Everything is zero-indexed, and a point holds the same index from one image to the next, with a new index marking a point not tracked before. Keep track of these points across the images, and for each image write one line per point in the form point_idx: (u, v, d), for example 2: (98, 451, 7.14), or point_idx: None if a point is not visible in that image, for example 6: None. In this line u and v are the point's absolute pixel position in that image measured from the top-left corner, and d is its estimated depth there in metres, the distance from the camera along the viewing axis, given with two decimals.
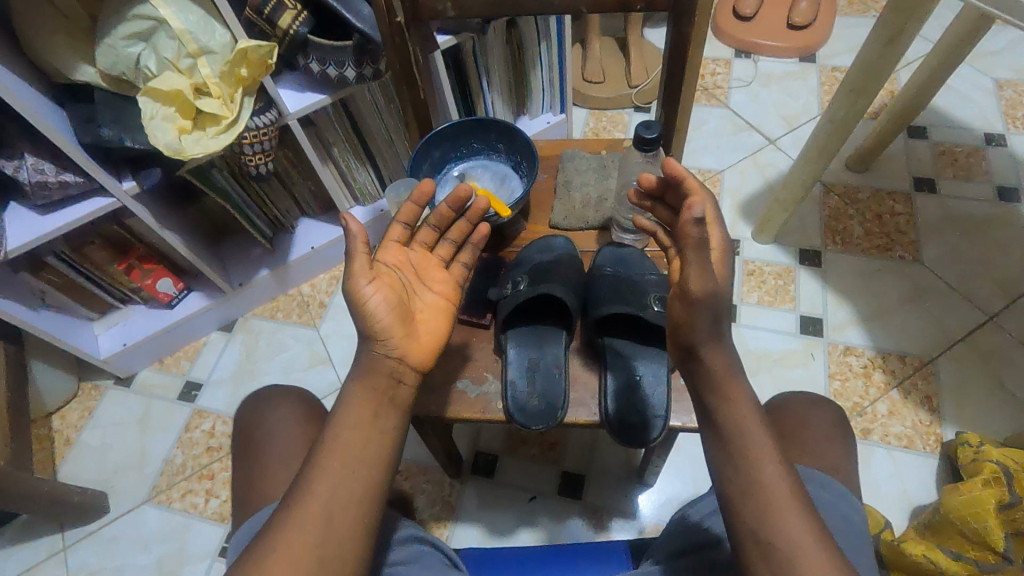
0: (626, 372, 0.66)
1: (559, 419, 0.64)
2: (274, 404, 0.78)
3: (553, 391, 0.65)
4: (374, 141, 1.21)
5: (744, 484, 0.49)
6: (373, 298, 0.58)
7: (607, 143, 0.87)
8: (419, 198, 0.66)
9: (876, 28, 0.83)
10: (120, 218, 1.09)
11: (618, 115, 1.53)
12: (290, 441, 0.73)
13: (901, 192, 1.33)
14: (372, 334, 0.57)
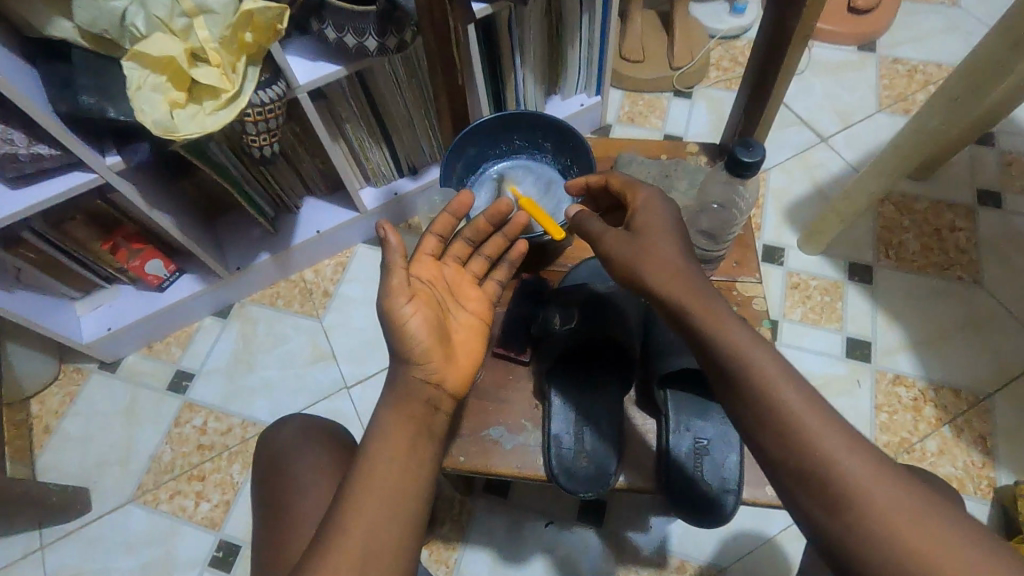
0: (686, 437, 0.62)
1: (610, 484, 0.61)
2: (295, 442, 0.71)
3: (602, 453, 0.62)
4: (391, 118, 1.08)
5: (795, 450, 0.46)
6: (410, 318, 0.54)
7: (667, 146, 0.78)
8: (457, 209, 0.63)
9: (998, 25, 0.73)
10: (105, 193, 0.96)
11: (656, 99, 1.40)
12: (310, 490, 0.67)
13: (962, 205, 1.22)
14: (406, 355, 0.54)
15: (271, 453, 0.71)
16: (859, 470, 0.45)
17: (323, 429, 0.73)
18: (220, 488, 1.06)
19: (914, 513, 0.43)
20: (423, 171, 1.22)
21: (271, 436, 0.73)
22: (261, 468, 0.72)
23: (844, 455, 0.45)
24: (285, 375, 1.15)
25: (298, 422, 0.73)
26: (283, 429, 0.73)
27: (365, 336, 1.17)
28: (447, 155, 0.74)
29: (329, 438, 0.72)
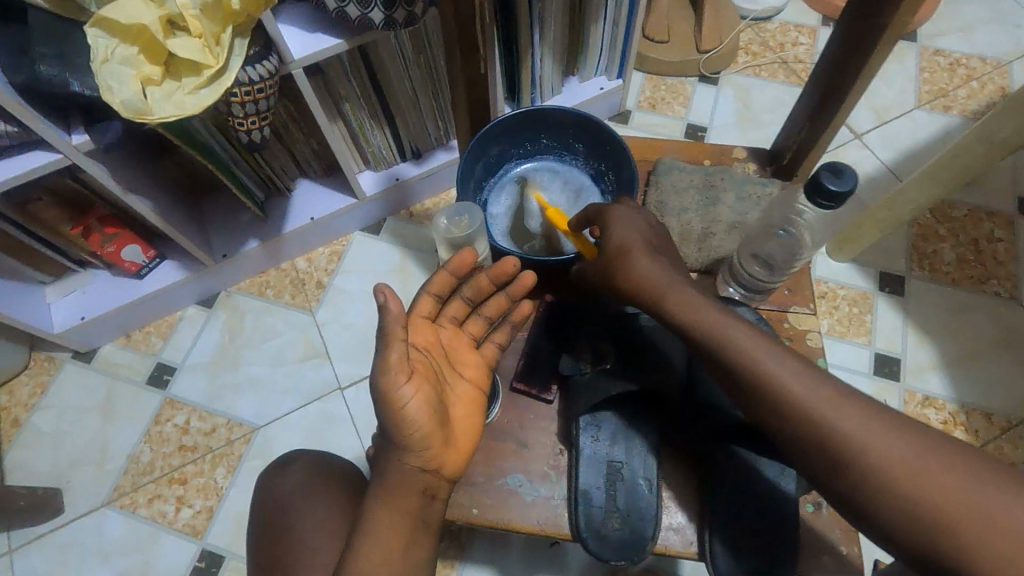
0: (732, 503, 0.59)
1: (646, 551, 0.59)
2: (303, 492, 0.65)
3: (640, 518, 0.60)
4: (394, 98, 0.97)
5: (793, 422, 0.46)
6: (412, 403, 0.49)
7: (712, 151, 0.77)
8: (458, 269, 0.59)
9: None
10: (74, 173, 0.86)
11: (679, 84, 1.29)
12: (322, 548, 0.61)
13: (1002, 213, 1.14)
14: (404, 444, 0.51)
15: (276, 504, 0.65)
16: (847, 424, 0.44)
17: (333, 475, 0.67)
18: (202, 493, 1.00)
19: (945, 473, 0.40)
20: (428, 155, 1.12)
21: (277, 482, 0.66)
22: (262, 521, 0.65)
23: (838, 414, 0.44)
24: (274, 373, 1.07)
25: (305, 467, 0.67)
26: (287, 477, 0.66)
27: (363, 334, 1.09)
28: (474, 143, 0.69)
29: (339, 488, 0.66)
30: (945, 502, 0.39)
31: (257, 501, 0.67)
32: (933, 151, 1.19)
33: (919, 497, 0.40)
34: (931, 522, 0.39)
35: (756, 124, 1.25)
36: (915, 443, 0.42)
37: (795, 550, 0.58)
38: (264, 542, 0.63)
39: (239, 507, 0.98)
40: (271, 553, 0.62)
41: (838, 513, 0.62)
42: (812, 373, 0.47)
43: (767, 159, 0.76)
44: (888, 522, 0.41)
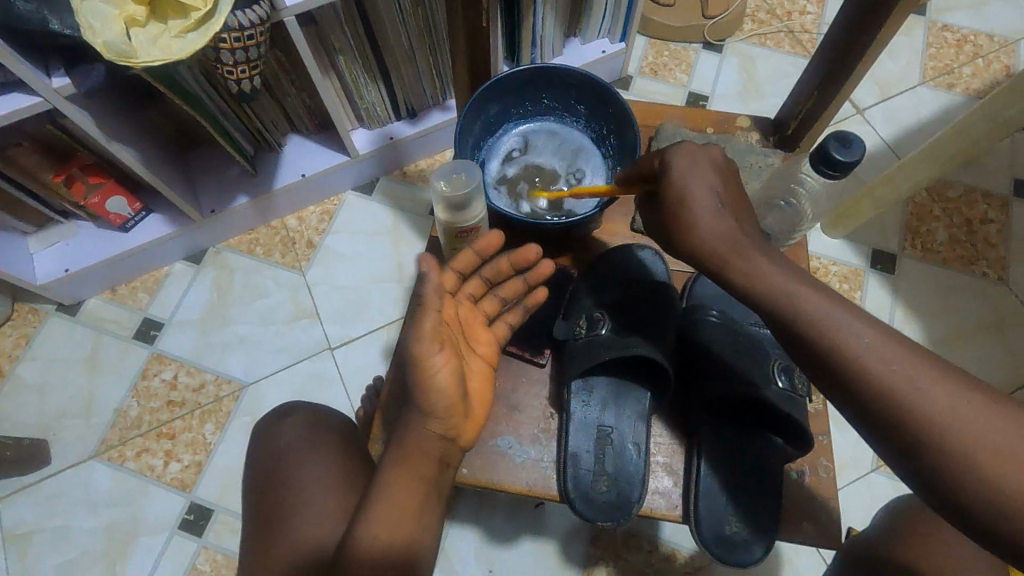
0: (719, 471, 0.61)
1: (632, 513, 0.61)
2: (302, 445, 0.62)
3: (628, 482, 0.62)
4: (390, 52, 0.94)
5: (884, 402, 0.42)
6: (443, 373, 0.50)
7: (714, 119, 0.76)
8: (483, 249, 0.59)
9: None
10: (56, 118, 0.83)
11: (683, 51, 1.26)
12: (316, 505, 0.58)
13: (997, 195, 1.14)
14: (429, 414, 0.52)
15: (272, 456, 0.62)
16: (939, 402, 0.41)
17: (333, 429, 0.64)
18: (191, 449, 1.00)
19: (988, 425, 0.40)
20: (424, 115, 1.09)
21: (273, 434, 0.64)
22: (256, 474, 0.62)
23: (928, 389, 0.42)
24: (263, 332, 1.07)
25: (305, 419, 0.64)
26: (285, 429, 0.64)
27: (353, 296, 1.08)
28: (474, 99, 0.66)
29: (340, 442, 0.63)
30: (985, 456, 0.39)
31: (251, 452, 0.64)
32: (933, 129, 1.18)
33: (957, 450, 0.40)
34: (966, 473, 0.40)
35: (759, 94, 1.23)
36: (969, 400, 0.41)
37: (775, 519, 0.60)
38: (259, 495, 0.61)
39: (227, 463, 0.99)
40: (266, 508, 0.60)
41: (820, 481, 0.63)
42: (888, 337, 0.44)
43: (771, 128, 0.75)
44: (919, 470, 0.42)
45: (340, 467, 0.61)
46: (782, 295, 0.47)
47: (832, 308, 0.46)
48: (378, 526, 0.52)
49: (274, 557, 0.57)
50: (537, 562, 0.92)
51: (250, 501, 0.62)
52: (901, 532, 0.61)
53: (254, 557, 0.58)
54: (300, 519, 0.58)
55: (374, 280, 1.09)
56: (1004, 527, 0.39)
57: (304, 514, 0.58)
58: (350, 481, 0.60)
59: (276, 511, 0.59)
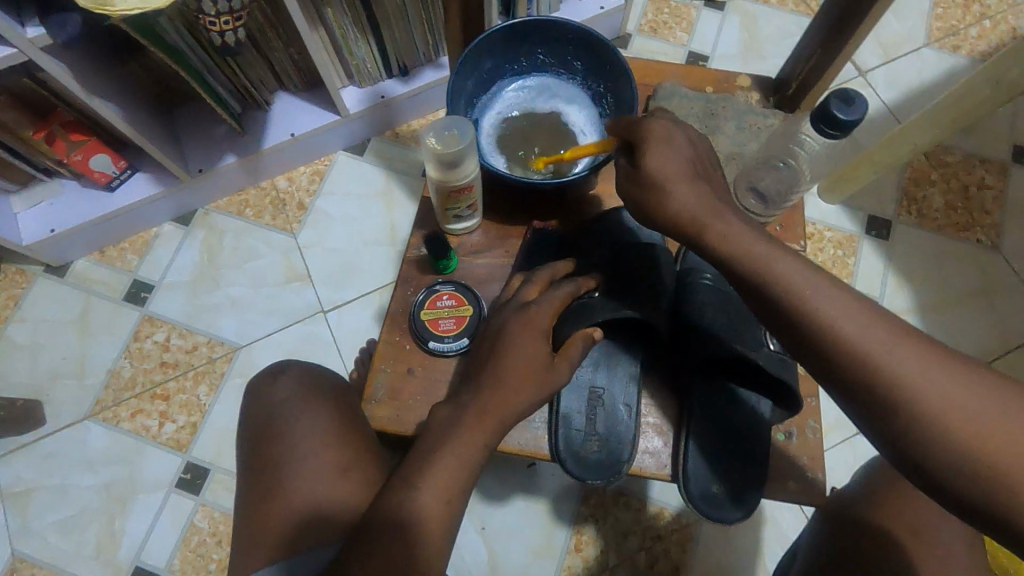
0: (706, 429, 0.62)
1: (621, 472, 0.62)
2: (295, 400, 0.62)
3: (618, 443, 0.62)
4: (380, 6, 0.90)
5: (870, 380, 0.42)
6: (542, 352, 0.54)
7: (713, 78, 0.74)
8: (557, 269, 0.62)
9: None
10: (32, 71, 0.80)
11: (684, 8, 1.22)
12: (313, 464, 0.59)
13: (994, 161, 1.13)
14: (523, 391, 0.52)
15: (265, 412, 0.62)
16: (920, 378, 0.41)
17: (325, 385, 0.64)
18: (185, 410, 1.00)
19: (959, 394, 0.40)
20: (416, 73, 1.06)
21: (266, 392, 0.63)
22: (249, 432, 0.62)
23: (909, 364, 0.41)
24: (255, 294, 1.06)
25: (298, 377, 0.64)
26: (277, 387, 0.63)
27: (346, 259, 1.07)
28: (469, 49, 0.64)
29: (333, 396, 0.63)
30: (953, 424, 0.40)
31: (244, 411, 0.64)
32: (936, 92, 1.15)
33: (933, 421, 0.40)
34: (935, 441, 0.40)
35: (760, 55, 1.20)
36: (948, 374, 0.41)
37: (760, 479, 0.61)
38: (253, 450, 0.61)
39: (222, 423, 0.99)
40: (260, 461, 0.60)
41: (805, 441, 0.64)
42: (868, 310, 0.44)
43: (771, 88, 0.73)
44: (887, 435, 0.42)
45: (335, 420, 0.61)
46: (774, 258, 0.47)
47: (821, 273, 0.46)
48: (425, 507, 0.49)
49: (270, 510, 0.57)
50: (528, 519, 0.94)
51: (243, 460, 0.61)
52: (881, 491, 0.63)
53: (250, 510, 0.58)
54: (297, 479, 0.58)
55: (366, 243, 1.08)
56: (972, 493, 0.39)
57: (300, 466, 0.58)
58: (344, 437, 0.61)
59: (272, 471, 0.59)
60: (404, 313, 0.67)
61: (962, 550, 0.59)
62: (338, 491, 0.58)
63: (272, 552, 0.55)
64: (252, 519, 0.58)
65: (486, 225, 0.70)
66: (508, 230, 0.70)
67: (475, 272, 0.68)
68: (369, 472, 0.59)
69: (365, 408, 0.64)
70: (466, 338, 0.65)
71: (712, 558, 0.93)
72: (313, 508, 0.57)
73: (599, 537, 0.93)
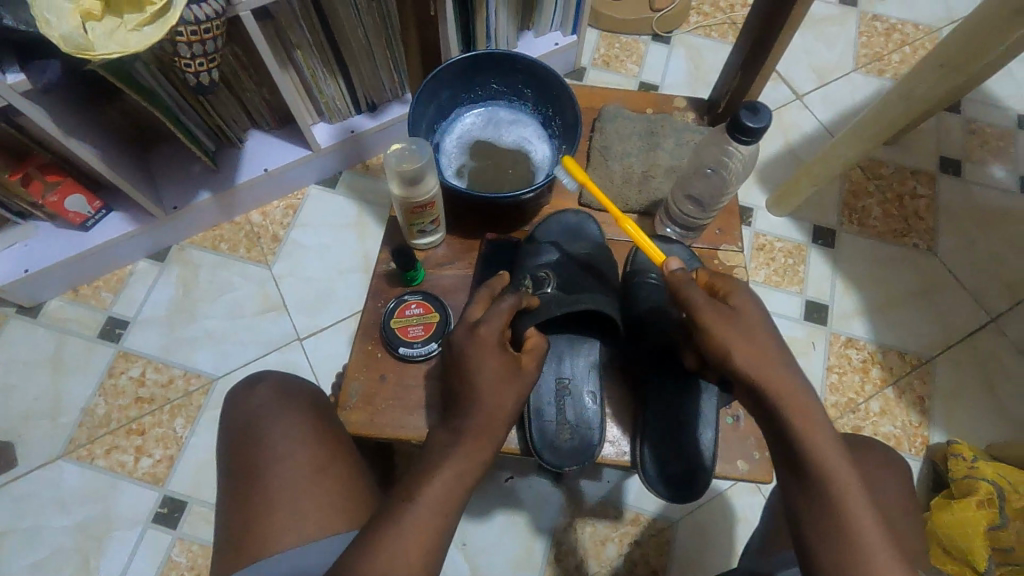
0: (670, 412, 0.66)
1: (594, 456, 0.66)
2: (273, 406, 0.64)
3: (588, 431, 0.66)
4: (347, 47, 0.96)
5: (846, 549, 0.47)
6: (505, 362, 0.57)
7: (654, 100, 0.81)
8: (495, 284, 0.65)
9: (980, 11, 0.74)
10: (10, 116, 0.83)
11: (634, 43, 1.32)
12: (293, 465, 0.60)
13: (924, 172, 1.22)
14: (507, 398, 0.56)
15: (243, 419, 0.64)
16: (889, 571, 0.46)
17: (303, 392, 0.67)
18: (162, 443, 1.00)
19: None
20: (384, 109, 1.12)
21: (243, 400, 0.65)
22: (229, 437, 0.63)
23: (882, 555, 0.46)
24: (230, 326, 1.08)
25: (275, 384, 0.66)
26: (256, 394, 0.65)
27: (320, 287, 1.10)
28: (427, 82, 0.70)
29: (310, 403, 0.65)
30: None
31: (223, 420, 0.66)
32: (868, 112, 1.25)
33: None
34: None
35: (706, 83, 1.29)
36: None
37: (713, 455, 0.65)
38: (235, 456, 0.62)
39: (199, 456, 1.00)
40: (241, 465, 0.61)
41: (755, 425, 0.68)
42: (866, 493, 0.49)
43: (705, 108, 0.80)
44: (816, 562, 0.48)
45: (315, 425, 0.63)
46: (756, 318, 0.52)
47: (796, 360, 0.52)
48: (412, 542, 0.48)
49: (252, 510, 0.58)
50: (506, 534, 0.95)
51: (223, 466, 0.62)
52: None
53: (232, 513, 0.59)
54: (278, 479, 0.59)
55: (340, 270, 1.11)
56: None
57: (282, 468, 0.60)
58: (323, 438, 0.63)
59: (252, 474, 0.60)
60: (377, 324, 0.71)
61: (903, 520, 0.63)
62: (317, 489, 0.59)
63: (260, 554, 0.56)
64: (233, 524, 0.58)
65: (451, 242, 0.74)
66: (471, 244, 0.74)
67: (443, 283, 0.72)
68: (347, 473, 0.62)
69: (340, 416, 0.66)
70: (434, 342, 0.68)
71: (689, 560, 0.95)
72: (294, 507, 0.58)
73: (577, 545, 0.95)
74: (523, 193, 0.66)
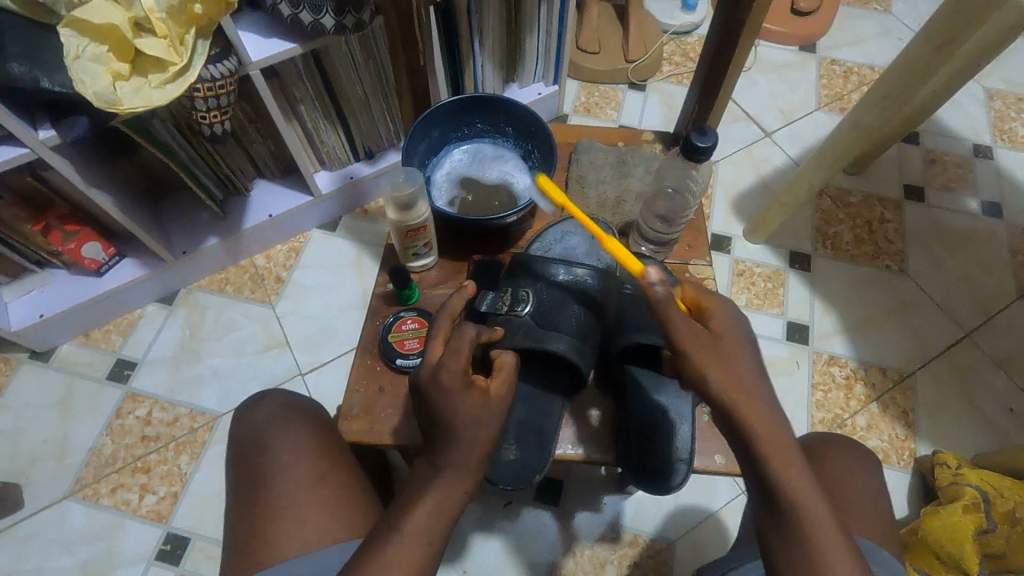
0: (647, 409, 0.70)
1: (529, 482, 0.68)
2: (278, 422, 0.68)
3: (533, 460, 0.69)
4: (347, 101, 1.05)
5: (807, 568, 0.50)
6: (480, 400, 0.55)
7: (626, 135, 0.89)
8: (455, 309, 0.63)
9: (913, 48, 0.82)
10: (36, 170, 0.90)
11: (612, 91, 1.42)
12: (296, 476, 0.63)
13: (890, 199, 1.30)
14: (487, 429, 0.55)
15: (250, 434, 0.67)
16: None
17: (306, 408, 0.70)
18: (166, 480, 1.02)
19: None
20: (380, 156, 1.20)
21: (250, 417, 0.69)
22: (237, 453, 0.67)
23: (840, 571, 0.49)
24: (235, 364, 1.12)
25: (281, 401, 0.70)
26: (261, 410, 0.69)
27: (321, 322, 1.15)
28: (418, 123, 0.78)
29: (313, 419, 0.69)
30: None
31: (230, 437, 0.69)
32: None
33: None
34: None
35: None
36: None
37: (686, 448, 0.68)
38: (243, 470, 0.65)
39: (203, 492, 1.02)
40: (248, 478, 0.64)
41: None
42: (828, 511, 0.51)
43: (672, 140, 0.88)
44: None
45: (317, 440, 0.67)
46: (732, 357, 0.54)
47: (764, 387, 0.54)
48: (413, 542, 0.51)
49: (258, 521, 0.61)
50: (506, 560, 0.96)
51: (232, 481, 0.66)
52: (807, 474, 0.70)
53: (240, 524, 0.62)
54: (282, 490, 0.63)
55: (339, 307, 1.17)
56: None
57: (287, 480, 0.63)
58: (325, 450, 0.66)
59: (259, 486, 0.63)
60: (376, 342, 0.75)
61: (878, 515, 0.66)
62: (320, 498, 0.62)
63: (266, 561, 0.59)
64: (240, 535, 0.61)
65: (443, 269, 0.80)
66: (460, 266, 0.80)
67: (436, 303, 0.78)
68: (347, 479, 0.65)
69: (341, 434, 0.70)
70: None
71: None
72: (298, 516, 0.61)
73: (576, 569, 0.96)
74: (506, 215, 0.72)
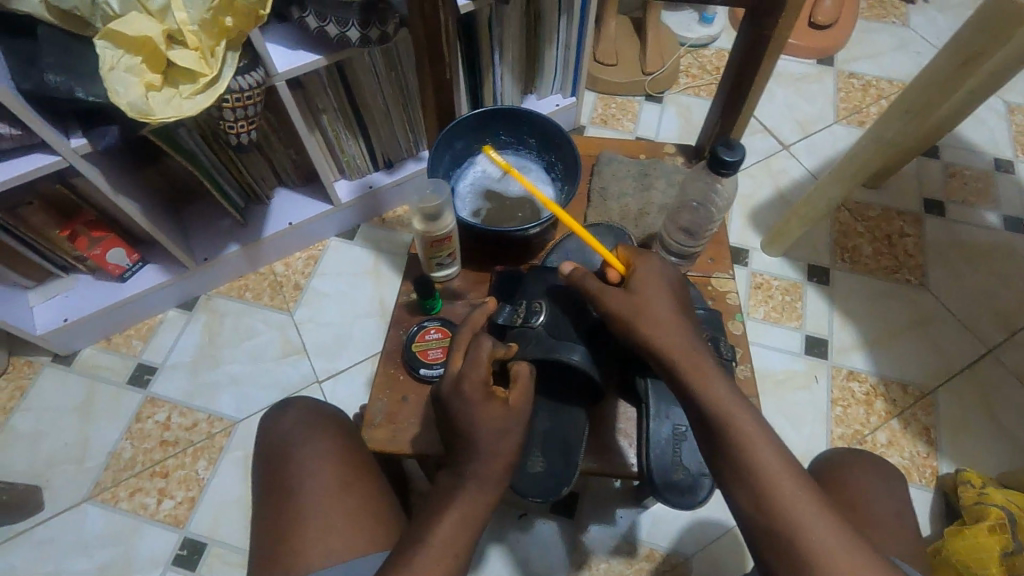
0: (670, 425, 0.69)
1: (558, 494, 0.67)
2: (301, 430, 0.68)
3: (560, 470, 0.69)
4: (368, 111, 1.07)
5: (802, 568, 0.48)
6: (502, 411, 0.55)
7: (646, 147, 0.89)
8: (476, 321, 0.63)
9: (936, 62, 0.82)
10: (66, 178, 0.92)
11: (629, 103, 1.43)
12: (319, 484, 0.64)
13: (910, 212, 1.29)
14: (508, 441, 0.55)
15: (274, 442, 0.68)
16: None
17: (328, 416, 0.71)
18: (183, 485, 1.03)
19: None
20: (399, 166, 1.22)
21: (273, 425, 0.69)
22: (261, 460, 0.67)
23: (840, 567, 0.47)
24: (253, 369, 1.13)
25: (304, 409, 0.71)
26: (285, 419, 0.69)
27: (339, 330, 1.16)
28: (443, 134, 0.79)
29: (336, 428, 0.69)
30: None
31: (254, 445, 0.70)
32: None
33: None
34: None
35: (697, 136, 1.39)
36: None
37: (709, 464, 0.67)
38: (266, 478, 0.66)
39: (220, 498, 1.02)
40: (271, 486, 0.65)
41: None
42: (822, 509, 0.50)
43: (692, 153, 0.88)
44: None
45: (340, 448, 0.67)
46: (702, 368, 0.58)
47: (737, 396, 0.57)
48: (436, 552, 0.51)
49: (281, 529, 0.62)
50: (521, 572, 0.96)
51: (256, 487, 0.66)
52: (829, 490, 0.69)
53: (263, 531, 0.63)
54: (305, 498, 0.63)
55: (357, 315, 1.17)
56: None
57: (310, 488, 0.63)
58: (347, 459, 0.66)
59: (282, 494, 0.64)
60: (397, 351, 0.76)
61: (904, 534, 0.65)
62: (343, 506, 0.63)
63: (289, 569, 0.59)
64: (263, 542, 0.62)
65: (463, 279, 0.80)
66: (483, 276, 0.80)
67: (457, 313, 0.78)
68: (369, 488, 0.65)
69: (362, 443, 0.70)
70: None
71: None
72: (321, 524, 0.61)
73: None
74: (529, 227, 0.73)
